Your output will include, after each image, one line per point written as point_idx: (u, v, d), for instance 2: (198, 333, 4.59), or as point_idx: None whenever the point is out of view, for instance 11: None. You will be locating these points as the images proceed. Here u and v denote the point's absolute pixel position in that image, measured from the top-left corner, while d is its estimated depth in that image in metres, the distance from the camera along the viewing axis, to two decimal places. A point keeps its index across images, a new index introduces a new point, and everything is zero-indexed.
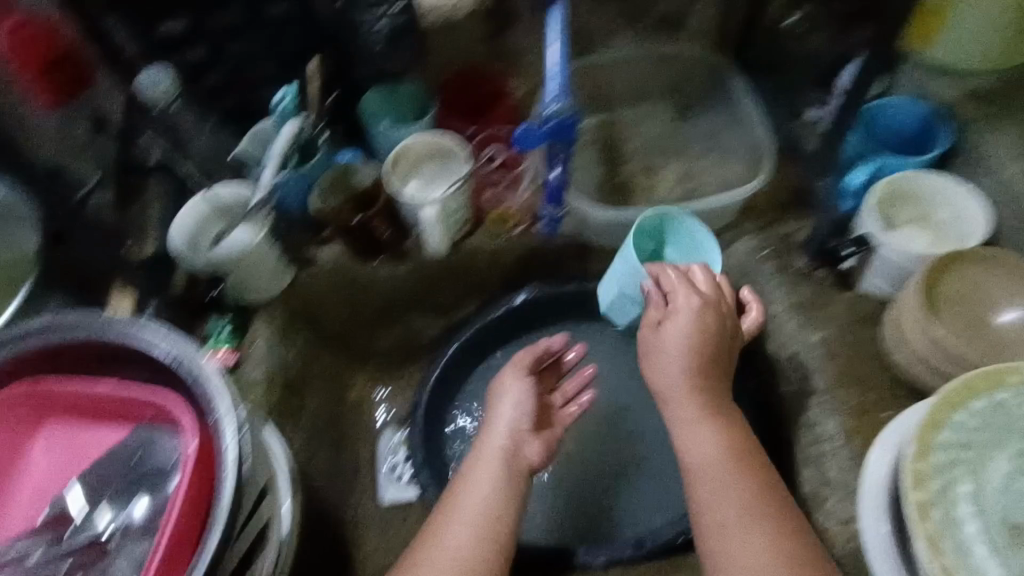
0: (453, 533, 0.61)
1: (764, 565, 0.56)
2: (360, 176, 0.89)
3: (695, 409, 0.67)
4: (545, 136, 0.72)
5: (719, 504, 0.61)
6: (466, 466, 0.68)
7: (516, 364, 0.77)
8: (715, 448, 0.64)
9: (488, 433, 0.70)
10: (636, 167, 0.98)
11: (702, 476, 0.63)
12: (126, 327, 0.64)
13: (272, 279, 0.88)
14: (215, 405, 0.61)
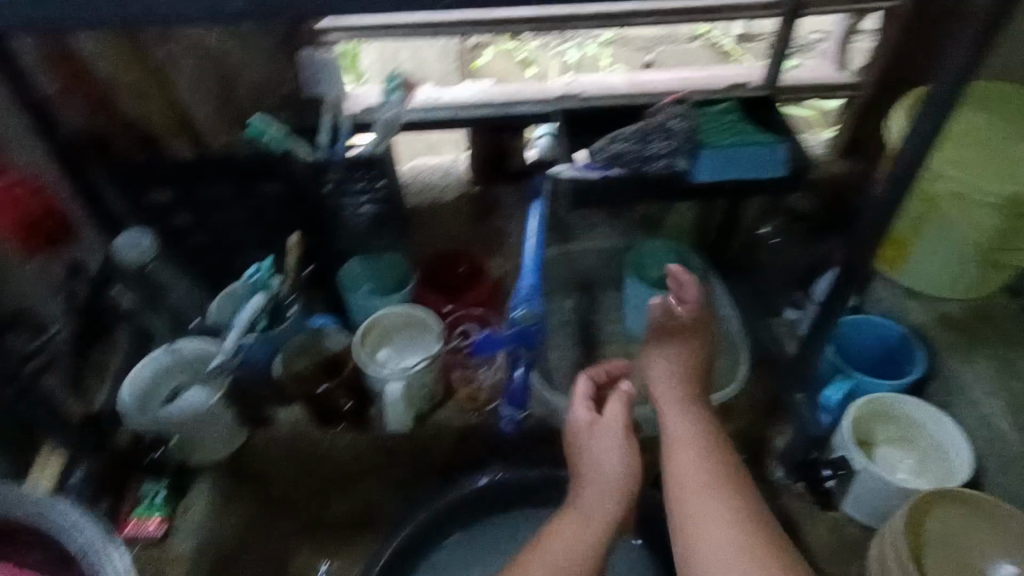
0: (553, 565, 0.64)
1: (730, 530, 0.60)
2: (331, 343, 0.88)
3: (719, 454, 0.66)
4: (507, 340, 0.73)
5: (687, 472, 0.65)
6: (567, 512, 0.69)
7: (614, 413, 0.74)
8: (723, 510, 0.62)
9: (586, 486, 0.71)
10: (611, 353, 0.97)
11: (690, 524, 0.62)
12: (37, 506, 0.62)
13: (221, 440, 0.84)
14: None
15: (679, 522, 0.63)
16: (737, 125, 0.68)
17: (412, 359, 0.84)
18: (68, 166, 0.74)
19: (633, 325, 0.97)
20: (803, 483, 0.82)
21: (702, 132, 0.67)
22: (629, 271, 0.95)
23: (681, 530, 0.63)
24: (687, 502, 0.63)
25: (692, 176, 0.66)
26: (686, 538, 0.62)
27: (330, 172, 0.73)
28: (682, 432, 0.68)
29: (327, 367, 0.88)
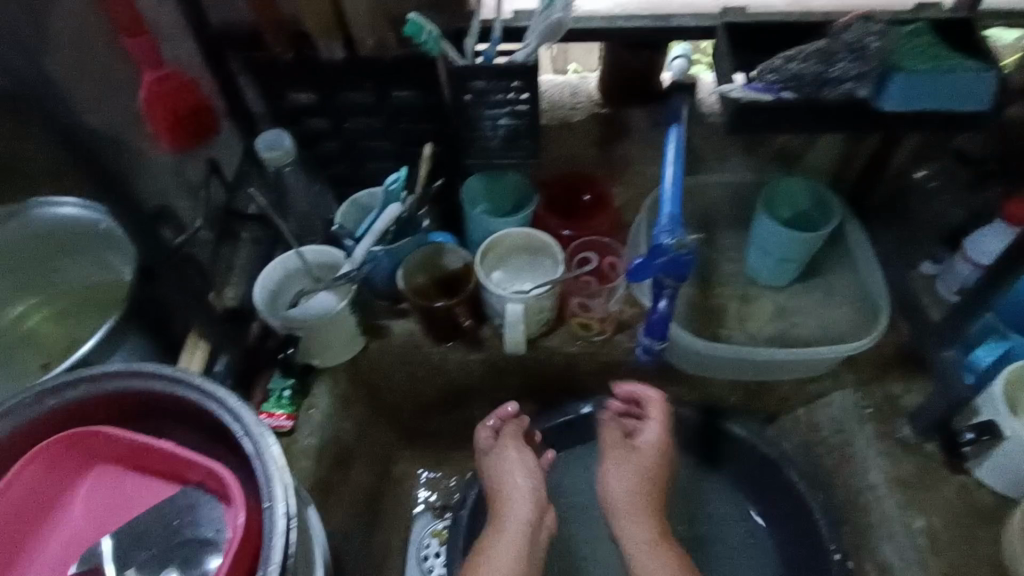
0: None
1: None
2: (452, 260, 0.87)
3: (658, 523, 0.80)
4: (655, 268, 0.63)
5: (658, 566, 0.75)
6: (490, 532, 0.79)
7: (514, 432, 0.87)
8: (662, 556, 0.76)
9: (509, 507, 0.80)
10: (731, 293, 0.93)
11: (636, 563, 0.76)
12: (197, 386, 0.60)
13: (344, 346, 0.86)
14: (268, 492, 0.55)
15: (631, 558, 0.77)
16: (932, 47, 0.61)
17: (532, 282, 0.84)
18: (212, 61, 0.74)
19: (757, 264, 0.91)
20: (935, 443, 0.78)
21: (895, 50, 0.61)
22: (762, 206, 0.87)
23: (632, 565, 0.77)
24: (634, 549, 0.78)
25: (876, 101, 0.62)
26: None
27: (474, 80, 0.69)
28: (620, 488, 0.82)
29: (446, 283, 0.87)
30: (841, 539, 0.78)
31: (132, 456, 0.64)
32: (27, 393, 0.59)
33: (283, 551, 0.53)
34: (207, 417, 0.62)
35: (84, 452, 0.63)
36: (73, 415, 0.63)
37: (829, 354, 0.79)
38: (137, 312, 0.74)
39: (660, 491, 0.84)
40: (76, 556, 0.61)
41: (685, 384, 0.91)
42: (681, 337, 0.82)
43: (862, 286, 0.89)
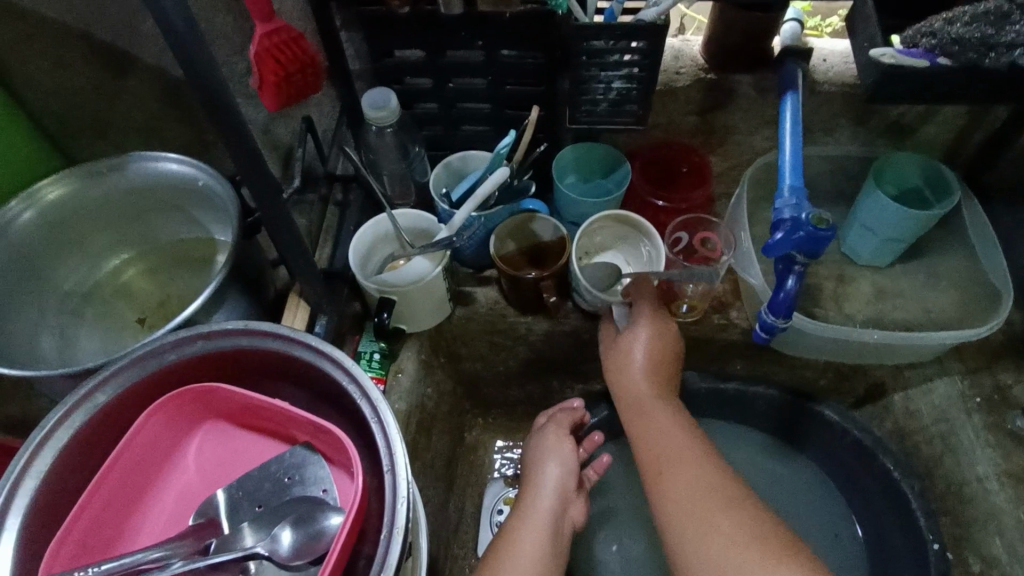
0: (524, 544, 0.66)
1: (704, 497, 0.62)
2: (542, 229, 0.85)
3: (679, 418, 0.71)
4: (793, 244, 0.60)
5: (673, 453, 0.67)
6: (516, 514, 0.71)
7: (558, 424, 0.81)
8: (684, 440, 0.68)
9: (537, 495, 0.74)
10: (829, 273, 0.90)
11: (655, 459, 0.67)
12: (313, 347, 0.60)
13: (432, 313, 0.84)
14: (389, 455, 0.55)
15: (649, 454, 0.68)
16: None
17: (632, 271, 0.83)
18: (320, 16, 0.72)
19: (856, 244, 0.88)
20: None
21: None
22: (871, 180, 0.82)
23: (650, 458, 0.68)
24: (662, 439, 0.68)
25: None
26: (653, 465, 0.67)
27: (591, 40, 0.67)
28: (632, 382, 0.74)
29: (535, 254, 0.85)
30: (941, 531, 0.75)
31: (242, 413, 0.65)
32: (149, 346, 0.60)
33: (406, 515, 0.53)
34: (320, 379, 0.62)
35: (194, 409, 0.64)
36: (187, 370, 0.63)
37: (940, 340, 0.75)
38: (237, 271, 0.74)
39: (650, 390, 0.73)
40: (191, 510, 0.63)
41: (775, 364, 0.88)
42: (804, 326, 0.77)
43: (975, 271, 0.84)
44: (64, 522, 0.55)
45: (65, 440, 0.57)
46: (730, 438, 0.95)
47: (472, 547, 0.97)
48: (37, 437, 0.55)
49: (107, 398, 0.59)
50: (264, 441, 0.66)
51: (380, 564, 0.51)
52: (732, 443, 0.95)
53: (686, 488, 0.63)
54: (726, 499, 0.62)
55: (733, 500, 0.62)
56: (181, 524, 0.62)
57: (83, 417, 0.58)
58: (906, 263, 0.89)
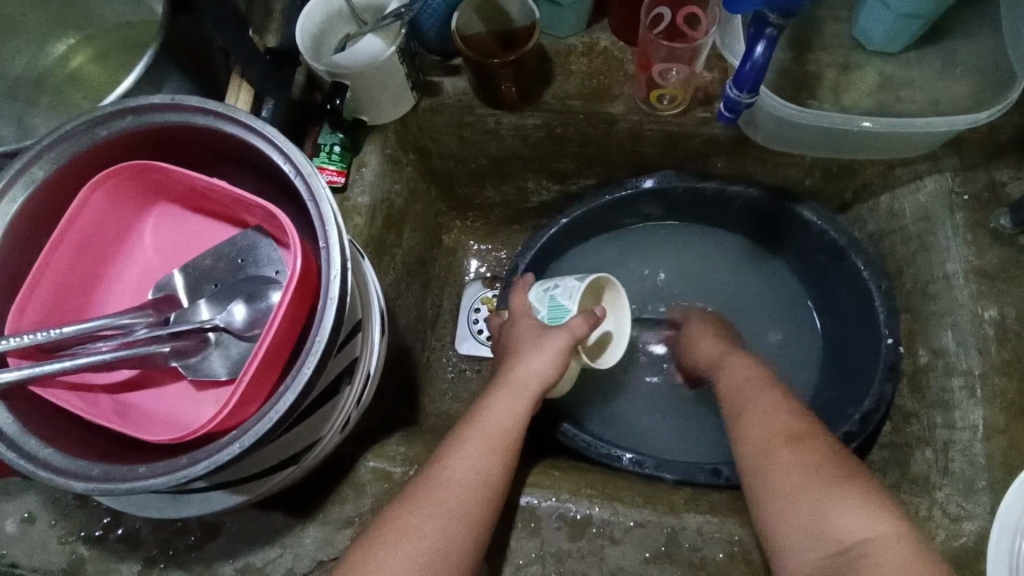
0: (476, 448, 0.63)
1: (767, 427, 0.63)
2: (509, 6, 0.78)
3: (752, 364, 0.73)
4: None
5: (736, 396, 0.69)
6: (499, 390, 0.68)
7: (567, 339, 0.71)
8: (751, 390, 0.68)
9: (499, 396, 0.68)
10: (831, 60, 0.81)
11: (732, 401, 0.69)
12: (244, 123, 0.57)
13: (394, 99, 0.80)
14: (324, 233, 0.55)
15: (728, 412, 0.68)
16: None
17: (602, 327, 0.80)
18: None
19: (866, 28, 0.77)
20: None
21: None
22: None
23: (728, 414, 0.68)
24: (739, 399, 0.68)
25: None
26: (729, 410, 0.68)
27: None
28: (712, 351, 0.79)
29: (504, 37, 0.78)
30: (898, 325, 0.76)
31: (189, 195, 0.65)
32: (78, 120, 0.57)
33: (339, 286, 0.54)
34: (258, 159, 0.60)
35: (143, 191, 0.64)
36: (126, 148, 0.61)
37: (931, 126, 0.69)
38: (177, 46, 0.69)
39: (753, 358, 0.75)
40: (150, 286, 0.65)
41: (761, 163, 0.83)
42: (783, 112, 0.72)
43: (996, 53, 0.74)
44: (23, 288, 0.57)
45: (8, 211, 0.56)
46: (706, 239, 0.96)
47: (450, 341, 1.01)
48: None
49: (45, 173, 0.57)
50: (217, 224, 0.67)
51: (318, 326, 0.53)
52: (706, 244, 0.96)
53: (756, 430, 0.63)
54: (779, 426, 0.62)
55: (790, 434, 0.61)
56: (142, 299, 0.64)
57: (24, 189, 0.57)
58: (921, 48, 0.78)
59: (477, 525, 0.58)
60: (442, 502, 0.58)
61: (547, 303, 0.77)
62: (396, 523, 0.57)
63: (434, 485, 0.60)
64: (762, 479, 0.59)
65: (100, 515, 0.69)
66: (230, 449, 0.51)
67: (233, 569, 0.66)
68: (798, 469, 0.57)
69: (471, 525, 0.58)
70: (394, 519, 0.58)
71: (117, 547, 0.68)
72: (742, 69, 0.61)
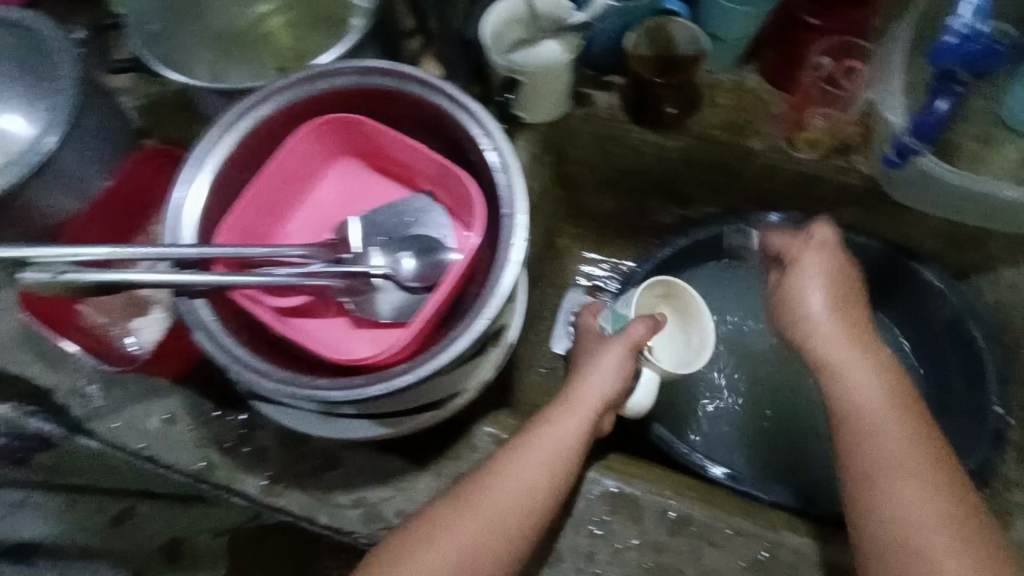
0: (524, 468, 0.65)
1: (923, 509, 0.60)
2: (679, 34, 0.83)
3: (886, 401, 0.66)
4: (959, 55, 0.67)
5: (876, 443, 0.64)
6: (560, 406, 0.70)
7: (629, 342, 0.75)
8: (902, 440, 0.63)
9: (556, 411, 0.70)
10: (973, 133, 0.84)
11: (868, 454, 0.64)
12: (450, 96, 0.63)
13: (553, 104, 0.86)
14: (510, 203, 0.60)
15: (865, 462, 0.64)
16: None
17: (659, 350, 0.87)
18: None
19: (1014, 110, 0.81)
20: None
21: None
22: None
23: (863, 461, 0.64)
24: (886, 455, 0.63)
25: None
26: (865, 466, 0.63)
27: None
28: (826, 335, 0.70)
29: (665, 62, 0.84)
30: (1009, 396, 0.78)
31: (376, 154, 0.71)
32: (304, 71, 0.64)
33: (520, 251, 0.59)
34: (453, 132, 0.66)
35: (337, 143, 0.70)
36: (333, 102, 0.68)
37: None
38: (379, 25, 0.76)
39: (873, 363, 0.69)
40: (327, 229, 0.71)
41: (890, 219, 0.87)
42: (938, 172, 0.75)
43: None
44: (232, 208, 0.63)
45: (236, 137, 0.64)
46: None
47: (545, 338, 1.06)
48: (217, 132, 0.63)
49: (269, 111, 0.65)
50: (393, 184, 0.73)
51: (494, 286, 0.58)
52: None
53: (914, 511, 0.60)
54: (937, 507, 0.60)
55: (947, 522, 0.59)
56: (319, 238, 0.71)
57: (249, 123, 0.64)
58: None
59: (518, 545, 0.62)
60: (482, 517, 0.62)
61: (610, 316, 0.86)
62: (434, 526, 0.62)
63: (467, 502, 0.63)
64: (920, 561, 0.58)
65: (236, 428, 0.75)
66: (404, 378, 0.57)
67: (349, 500, 0.71)
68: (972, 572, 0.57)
69: (505, 547, 0.62)
70: (434, 525, 0.63)
71: (247, 459, 0.74)
72: (920, 117, 0.72)
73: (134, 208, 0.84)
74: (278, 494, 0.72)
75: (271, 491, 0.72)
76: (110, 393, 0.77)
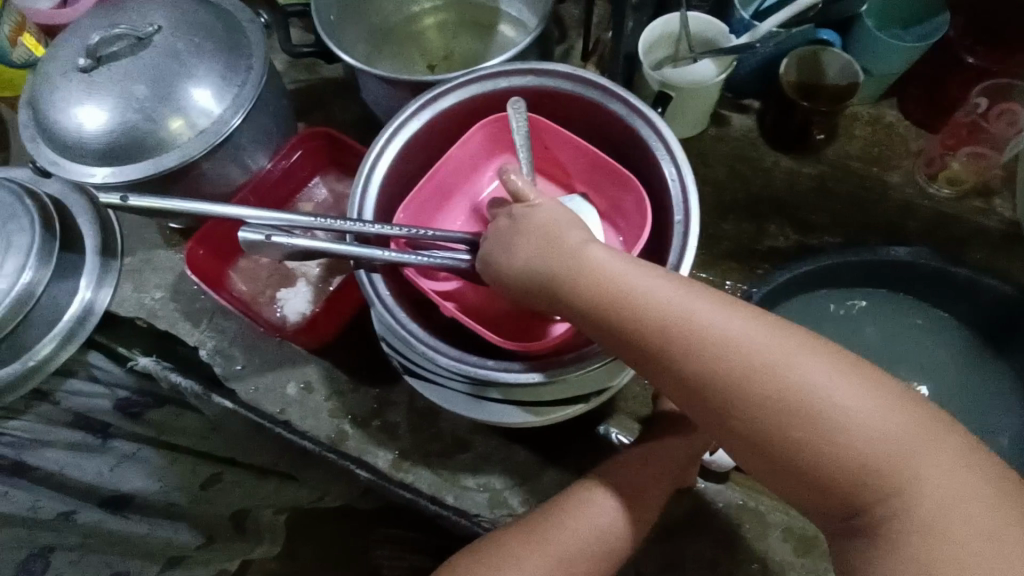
0: (606, 506, 0.66)
1: (967, 509, 0.45)
2: (830, 65, 0.85)
3: (801, 360, 0.48)
4: None
5: (868, 450, 0.47)
6: (655, 445, 0.71)
7: None
8: (892, 428, 0.47)
9: (649, 452, 0.71)
10: None
11: (872, 469, 0.46)
12: (627, 103, 0.66)
13: (697, 120, 0.88)
14: (682, 209, 0.61)
15: (825, 424, 0.47)
16: None
17: None
18: None
19: None
20: None
21: None
22: None
23: (809, 421, 0.47)
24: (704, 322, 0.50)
25: None
26: (871, 483, 0.47)
27: None
28: (742, 336, 0.49)
29: (809, 90, 0.85)
30: None
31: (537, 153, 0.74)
32: (488, 69, 0.68)
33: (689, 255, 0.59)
34: (622, 137, 0.68)
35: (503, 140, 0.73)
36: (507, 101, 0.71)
37: None
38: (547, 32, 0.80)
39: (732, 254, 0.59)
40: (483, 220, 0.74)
41: None
42: None
43: None
44: (412, 192, 0.67)
45: (419, 126, 0.67)
46: None
47: None
48: (404, 119, 0.67)
49: (451, 104, 0.68)
50: (546, 184, 0.75)
51: None
52: None
53: (951, 513, 0.45)
54: (979, 495, 0.45)
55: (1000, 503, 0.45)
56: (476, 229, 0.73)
57: (432, 113, 0.68)
58: None
59: None
60: (553, 550, 0.63)
61: None
62: (502, 551, 0.63)
63: (539, 531, 0.64)
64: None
65: (370, 402, 0.78)
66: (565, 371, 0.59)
67: (475, 483, 0.73)
68: None
69: None
70: (502, 549, 0.63)
71: (377, 434, 0.76)
72: None
73: (287, 185, 0.90)
74: (405, 470, 0.74)
75: (400, 466, 0.75)
76: (252, 356, 0.82)
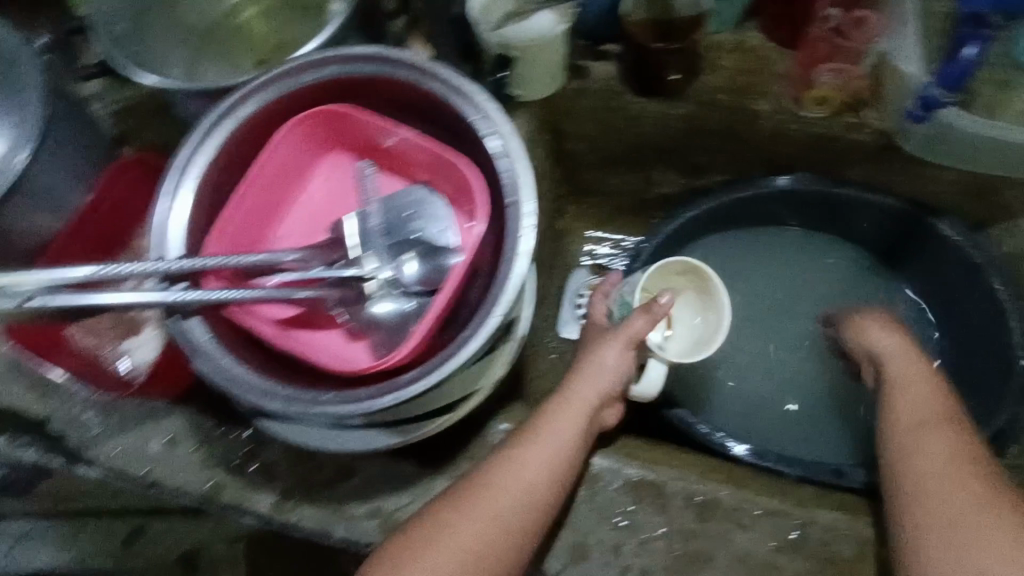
0: (512, 481, 0.60)
1: (935, 462, 0.61)
2: None
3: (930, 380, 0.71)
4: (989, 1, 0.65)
5: (912, 409, 0.68)
6: (554, 409, 0.65)
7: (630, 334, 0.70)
8: (935, 407, 0.67)
9: (549, 416, 0.65)
10: None
11: (905, 417, 0.68)
12: (444, 81, 0.59)
13: (549, 75, 0.81)
14: (514, 191, 0.56)
15: (917, 413, 0.67)
16: None
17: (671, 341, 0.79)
18: None
19: None
20: None
21: None
22: None
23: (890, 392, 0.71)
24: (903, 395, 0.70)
25: None
26: (894, 422, 0.68)
27: None
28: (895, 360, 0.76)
29: (663, 28, 0.79)
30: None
31: (366, 147, 0.67)
32: (286, 65, 0.60)
33: (528, 241, 0.55)
34: (449, 118, 0.62)
35: (325, 138, 0.66)
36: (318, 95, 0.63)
37: None
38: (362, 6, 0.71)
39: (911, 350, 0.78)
40: (320, 229, 0.67)
41: (904, 174, 0.85)
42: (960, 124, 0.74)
43: None
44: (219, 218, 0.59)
45: (217, 142, 0.59)
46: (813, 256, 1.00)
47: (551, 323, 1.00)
48: (197, 137, 0.59)
49: (251, 110, 0.60)
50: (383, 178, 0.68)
51: (504, 281, 0.54)
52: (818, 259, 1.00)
53: (941, 464, 0.61)
54: (969, 465, 0.61)
55: (974, 472, 0.60)
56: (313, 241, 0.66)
57: (231, 124, 0.60)
58: None
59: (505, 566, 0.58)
60: (455, 546, 0.57)
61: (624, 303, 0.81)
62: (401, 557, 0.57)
63: (438, 528, 0.58)
64: (916, 500, 0.60)
65: (243, 445, 0.72)
66: (413, 387, 0.53)
67: (365, 512, 0.68)
68: (972, 508, 0.57)
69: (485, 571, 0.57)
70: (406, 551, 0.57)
71: (255, 479, 0.70)
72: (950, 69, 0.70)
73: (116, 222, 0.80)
74: (289, 511, 0.69)
75: (283, 508, 0.69)
76: (107, 419, 0.73)
